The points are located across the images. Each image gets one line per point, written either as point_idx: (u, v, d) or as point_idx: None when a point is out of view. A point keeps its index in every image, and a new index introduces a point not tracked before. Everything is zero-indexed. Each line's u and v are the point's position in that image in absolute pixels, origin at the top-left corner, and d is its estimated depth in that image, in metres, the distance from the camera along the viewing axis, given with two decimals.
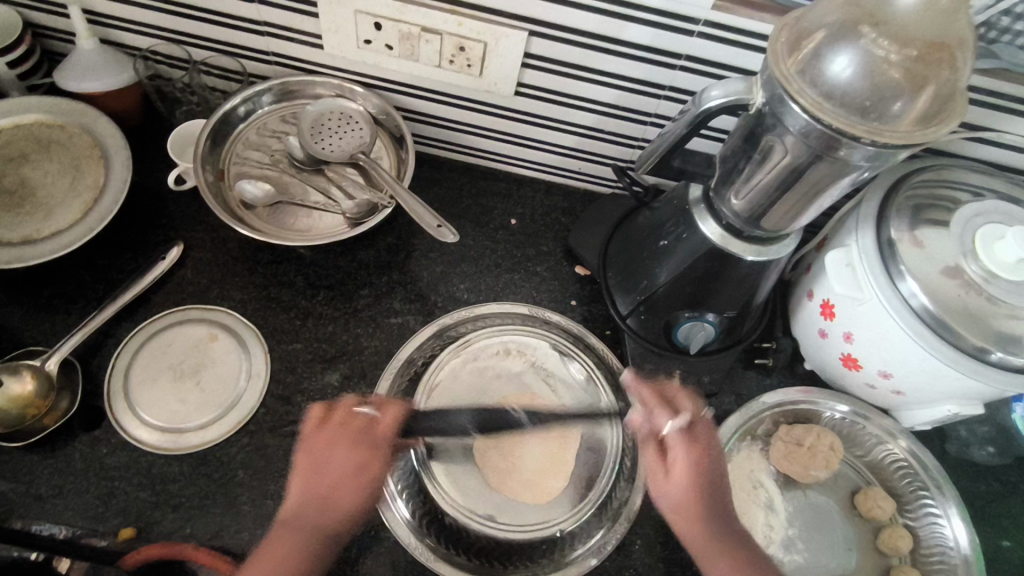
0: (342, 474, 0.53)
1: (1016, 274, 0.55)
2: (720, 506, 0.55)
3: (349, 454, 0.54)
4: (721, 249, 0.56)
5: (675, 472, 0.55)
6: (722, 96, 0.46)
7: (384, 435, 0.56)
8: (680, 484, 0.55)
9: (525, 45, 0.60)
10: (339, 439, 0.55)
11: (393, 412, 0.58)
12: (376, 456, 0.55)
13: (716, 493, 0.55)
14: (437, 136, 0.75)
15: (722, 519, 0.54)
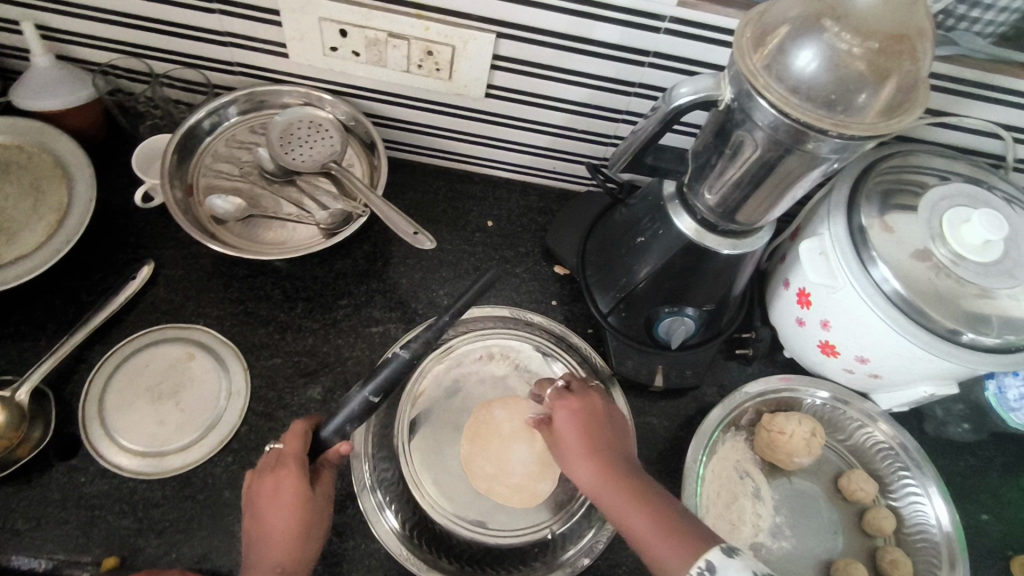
0: (271, 509, 0.52)
1: (983, 256, 0.56)
2: (613, 452, 0.55)
3: (273, 486, 0.53)
4: (697, 244, 0.56)
5: (570, 438, 0.56)
6: (692, 93, 0.46)
7: (290, 455, 0.54)
8: (577, 446, 0.55)
9: (493, 47, 0.60)
10: (264, 477, 0.53)
11: (293, 433, 0.55)
12: (287, 479, 0.52)
13: (614, 449, 0.55)
14: (409, 141, 0.74)
15: (627, 469, 0.54)
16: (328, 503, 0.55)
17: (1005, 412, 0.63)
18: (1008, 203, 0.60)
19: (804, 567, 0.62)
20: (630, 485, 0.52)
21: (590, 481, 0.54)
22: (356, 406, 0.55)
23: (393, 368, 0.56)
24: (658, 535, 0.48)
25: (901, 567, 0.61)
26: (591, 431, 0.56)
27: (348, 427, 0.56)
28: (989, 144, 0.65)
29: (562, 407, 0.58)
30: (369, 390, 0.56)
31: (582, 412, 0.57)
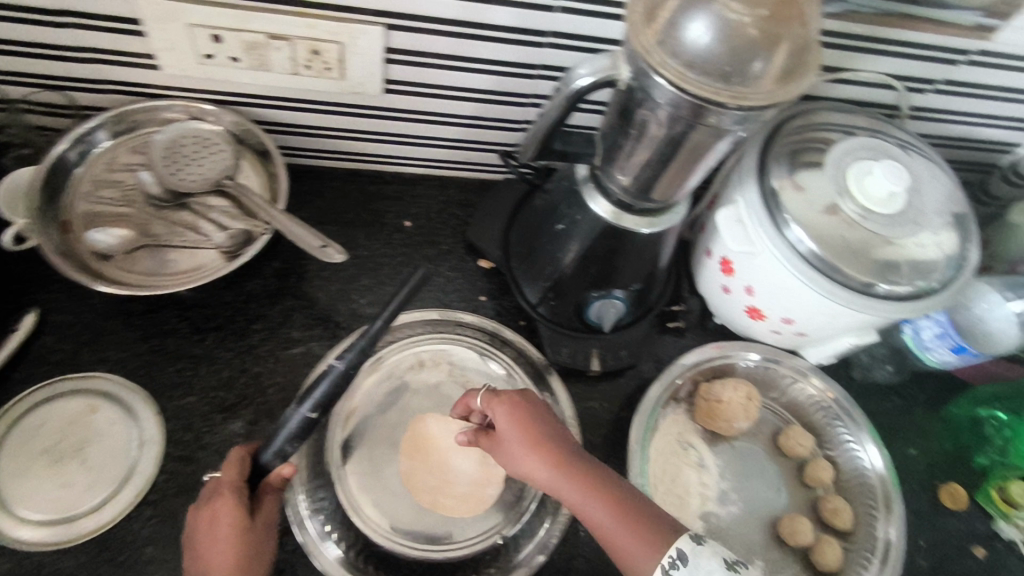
0: (207, 543, 0.49)
1: (889, 208, 0.57)
2: (560, 443, 0.53)
3: (209, 519, 0.50)
4: (614, 226, 0.56)
5: (515, 438, 0.53)
6: (591, 74, 0.45)
7: (227, 484, 0.51)
8: (522, 445, 0.53)
9: (384, 41, 0.56)
10: (200, 510, 0.50)
11: (231, 462, 0.53)
12: (223, 510, 0.50)
13: (561, 443, 0.53)
14: (311, 146, 0.69)
15: (576, 460, 0.52)
16: (270, 533, 0.52)
17: (921, 352, 0.65)
18: (907, 152, 0.62)
19: (752, 527, 0.64)
20: (584, 479, 0.50)
21: (543, 479, 0.52)
22: (297, 425, 0.52)
23: (331, 381, 0.52)
24: (622, 530, 0.48)
25: (841, 514, 0.63)
26: (534, 427, 0.53)
27: (289, 448, 0.52)
28: (885, 95, 0.67)
29: (501, 406, 0.55)
30: (307, 406, 0.52)
31: (521, 409, 0.54)
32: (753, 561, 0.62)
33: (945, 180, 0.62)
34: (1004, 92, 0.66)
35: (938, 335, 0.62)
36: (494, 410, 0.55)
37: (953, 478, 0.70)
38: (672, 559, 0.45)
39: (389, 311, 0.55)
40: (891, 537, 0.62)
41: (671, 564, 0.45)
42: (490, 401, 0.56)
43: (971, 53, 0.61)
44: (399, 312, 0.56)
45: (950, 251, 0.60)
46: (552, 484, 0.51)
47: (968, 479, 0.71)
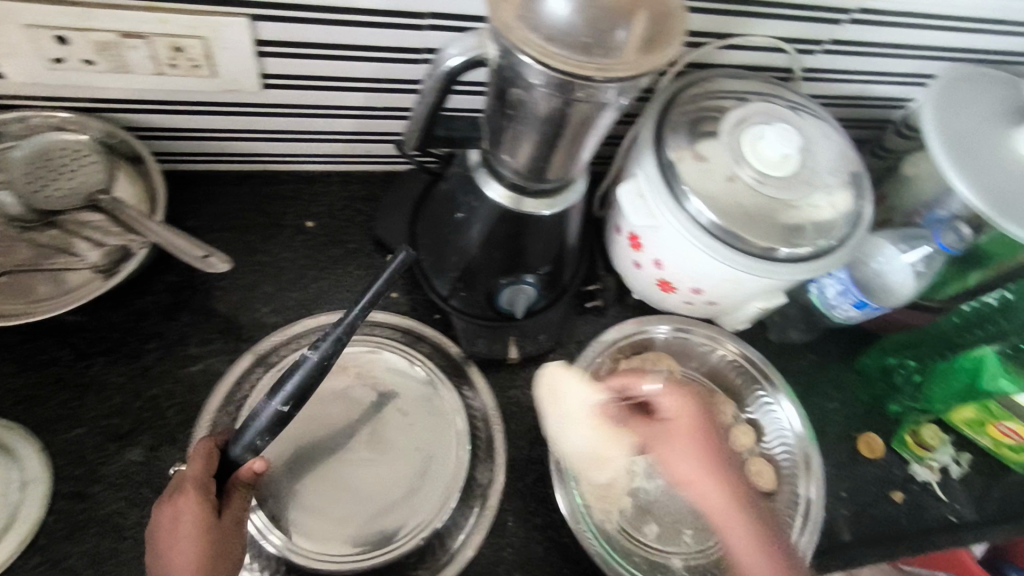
0: (170, 541, 0.45)
1: (782, 170, 0.58)
2: (715, 456, 0.58)
3: (173, 514, 0.46)
4: (515, 210, 0.54)
5: (693, 433, 0.58)
6: (462, 54, 0.43)
7: (190, 479, 0.48)
8: (693, 448, 0.58)
9: (252, 33, 0.52)
10: (163, 506, 0.47)
11: (196, 456, 0.51)
12: (186, 504, 0.47)
13: (720, 450, 0.59)
14: (196, 150, 0.65)
15: (727, 471, 0.58)
16: (239, 530, 0.49)
17: (828, 309, 0.65)
18: (797, 114, 0.63)
19: (680, 498, 0.65)
20: (733, 492, 0.57)
21: (694, 484, 0.57)
22: (267, 419, 0.50)
23: (305, 373, 0.50)
24: (750, 549, 0.55)
25: (764, 475, 0.65)
26: (702, 430, 0.58)
27: (259, 441, 0.50)
28: (777, 59, 0.67)
29: (673, 401, 0.59)
30: (279, 400, 0.50)
31: (693, 415, 0.59)
32: (682, 532, 0.63)
33: (837, 140, 0.63)
34: (890, 48, 0.67)
35: (840, 292, 0.62)
36: (668, 401, 0.59)
37: (869, 428, 0.73)
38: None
39: (372, 298, 0.53)
40: (812, 497, 0.63)
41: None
42: (665, 394, 0.60)
43: (852, 11, 0.62)
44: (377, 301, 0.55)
45: (846, 208, 0.61)
46: (698, 489, 0.57)
47: (883, 426, 0.74)
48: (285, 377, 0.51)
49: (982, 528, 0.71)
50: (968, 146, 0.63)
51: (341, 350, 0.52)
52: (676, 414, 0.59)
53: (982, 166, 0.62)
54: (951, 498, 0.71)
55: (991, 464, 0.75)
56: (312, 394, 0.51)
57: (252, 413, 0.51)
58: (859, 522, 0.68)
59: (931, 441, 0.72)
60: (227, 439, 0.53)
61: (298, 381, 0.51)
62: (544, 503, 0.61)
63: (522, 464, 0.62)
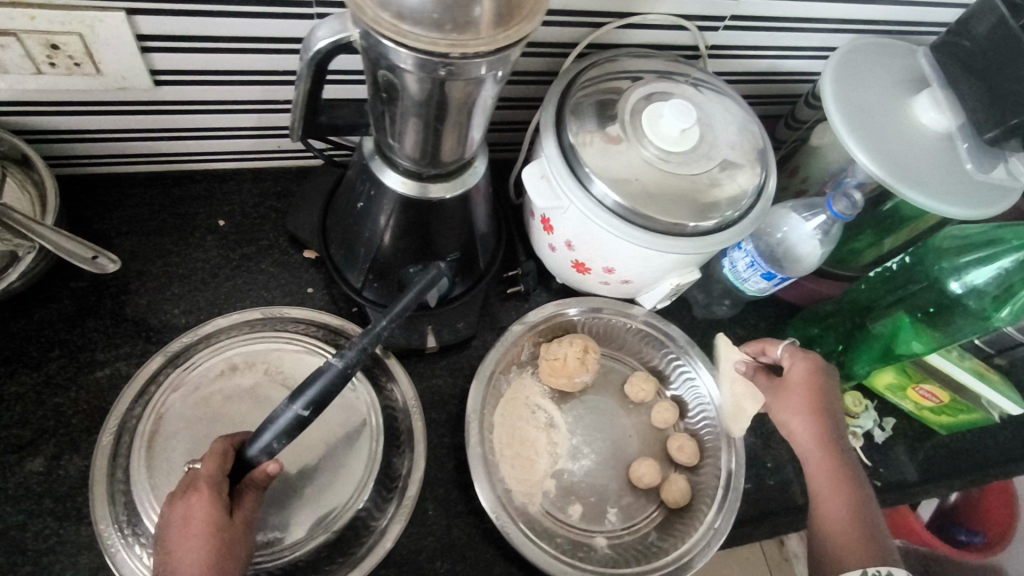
0: (181, 539, 0.46)
1: (682, 145, 0.59)
2: (832, 421, 0.61)
3: (184, 512, 0.47)
4: (421, 197, 0.54)
5: (798, 399, 0.62)
6: (328, 36, 0.42)
7: (203, 478, 0.49)
8: (804, 406, 0.62)
9: (131, 27, 0.51)
10: (175, 502, 0.48)
11: (212, 454, 0.51)
12: (198, 504, 0.47)
13: (835, 425, 0.61)
14: (95, 152, 0.64)
15: (837, 444, 0.60)
16: (247, 530, 0.50)
17: (741, 283, 0.65)
18: (698, 91, 0.63)
19: (605, 477, 0.65)
20: (835, 463, 0.59)
21: (805, 444, 0.61)
22: (286, 423, 0.48)
23: (328, 380, 0.48)
24: (843, 519, 0.57)
25: (686, 449, 0.65)
26: (817, 405, 0.61)
27: (276, 445, 0.49)
28: (682, 37, 0.68)
29: (805, 368, 0.63)
30: (300, 404, 0.48)
31: (826, 386, 0.63)
32: (607, 511, 0.64)
33: (740, 114, 0.63)
34: (796, 22, 0.67)
35: (750, 265, 0.63)
36: (794, 366, 0.64)
37: None
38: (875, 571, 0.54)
39: (402, 313, 0.52)
40: (732, 467, 0.64)
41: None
42: (797, 359, 0.64)
43: None
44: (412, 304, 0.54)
45: (751, 181, 0.61)
46: (809, 457, 0.61)
47: None
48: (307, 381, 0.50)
49: (902, 489, 0.73)
50: (869, 117, 0.64)
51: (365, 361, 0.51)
52: (801, 379, 0.63)
53: (884, 136, 0.64)
54: (873, 462, 0.74)
55: (915, 427, 0.77)
56: (332, 400, 0.50)
57: (269, 416, 0.49)
58: (785, 490, 0.69)
59: (856, 408, 0.74)
60: (240, 439, 0.52)
61: (320, 388, 0.49)
62: (465, 490, 0.62)
63: (442, 452, 0.63)
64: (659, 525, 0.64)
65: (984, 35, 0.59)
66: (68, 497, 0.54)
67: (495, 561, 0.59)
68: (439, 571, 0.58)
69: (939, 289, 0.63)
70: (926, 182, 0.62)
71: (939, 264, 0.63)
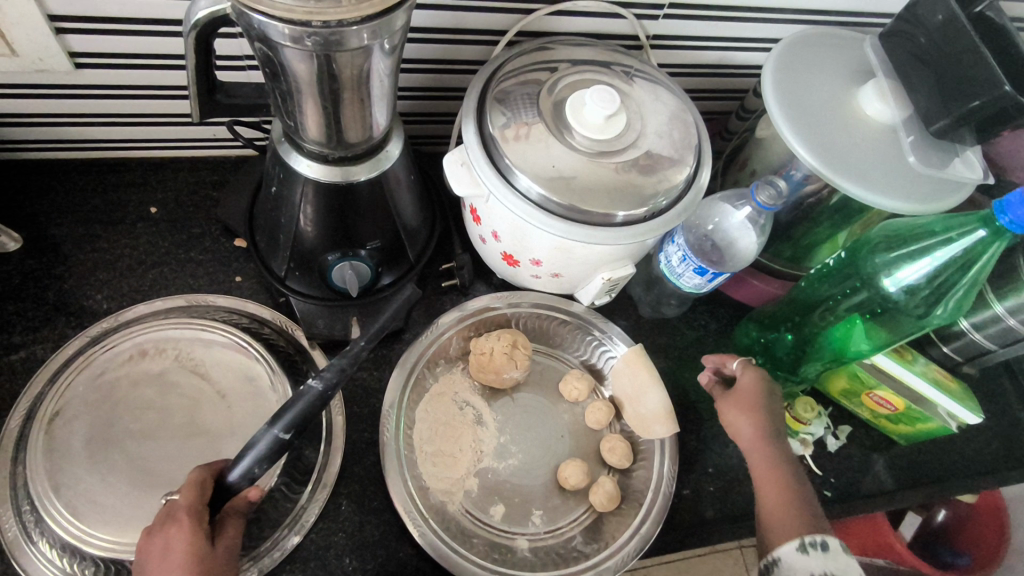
0: (161, 571, 0.44)
1: (607, 133, 0.57)
2: (771, 417, 0.59)
3: (164, 546, 0.45)
4: (343, 182, 0.53)
5: (743, 400, 0.60)
6: (208, 6, 0.41)
7: (183, 508, 0.47)
8: (745, 405, 0.59)
9: (39, 6, 0.51)
10: (153, 535, 0.46)
11: (189, 484, 0.49)
12: (178, 536, 0.45)
13: (775, 424, 0.59)
14: (28, 137, 0.64)
15: (779, 440, 0.58)
16: (230, 559, 0.48)
17: (676, 279, 0.62)
18: (629, 81, 0.62)
19: (532, 477, 0.62)
20: (775, 461, 0.57)
21: (747, 440, 0.58)
22: (265, 447, 0.48)
23: (307, 404, 0.48)
24: (776, 504, 0.54)
25: (617, 451, 0.62)
26: (760, 407, 0.59)
27: (256, 471, 0.48)
28: (621, 26, 0.66)
29: (753, 373, 0.61)
30: (279, 428, 0.48)
31: (769, 393, 0.60)
32: (532, 513, 0.61)
33: (673, 104, 0.62)
34: (737, 12, 0.65)
35: (682, 258, 0.60)
36: (743, 372, 0.62)
37: None
38: (812, 541, 0.51)
39: (382, 330, 0.49)
40: (664, 471, 0.62)
41: (810, 546, 0.50)
42: (746, 368, 0.62)
43: None
44: (388, 326, 0.50)
45: (681, 173, 0.59)
46: (751, 453, 0.58)
47: None
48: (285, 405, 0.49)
49: (855, 501, 0.69)
50: (810, 112, 0.62)
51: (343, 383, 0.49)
52: (748, 385, 0.60)
53: (825, 129, 0.61)
54: (825, 472, 0.70)
55: (874, 436, 0.73)
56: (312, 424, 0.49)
57: (249, 442, 0.48)
58: (726, 497, 0.66)
59: (807, 415, 0.68)
60: (218, 467, 0.50)
61: (298, 411, 0.49)
62: (383, 486, 0.59)
63: (362, 447, 0.61)
64: (587, 529, 0.62)
65: (930, 22, 0.57)
66: None
67: (409, 561, 0.57)
68: (349, 569, 0.56)
69: (874, 285, 0.61)
70: (870, 174, 0.59)
71: (872, 259, 0.61)
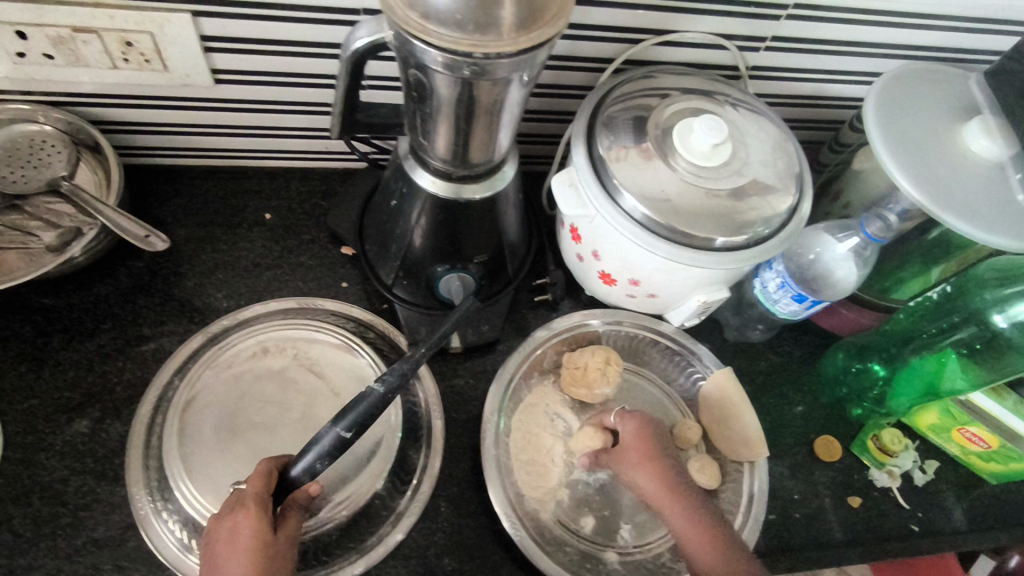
0: (229, 554, 0.47)
1: (713, 161, 0.59)
2: (668, 461, 0.58)
3: (231, 531, 0.48)
4: (456, 199, 0.56)
5: (641, 459, 0.58)
6: (367, 36, 0.44)
7: (252, 495, 0.50)
8: (638, 459, 0.58)
9: (195, 27, 0.55)
10: (221, 519, 0.49)
11: (257, 474, 0.52)
12: (245, 520, 0.48)
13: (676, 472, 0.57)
14: (162, 144, 0.69)
15: (683, 485, 0.56)
16: (291, 549, 0.50)
17: (771, 305, 0.64)
18: (733, 109, 0.63)
19: (621, 492, 0.64)
20: (692, 512, 0.54)
21: (652, 490, 0.56)
22: (328, 443, 0.50)
23: (370, 404, 0.50)
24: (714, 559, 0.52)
25: (707, 470, 0.63)
26: (656, 455, 0.58)
27: (318, 466, 0.51)
28: (724, 56, 0.68)
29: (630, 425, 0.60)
30: (342, 426, 0.50)
31: (655, 438, 0.59)
32: (621, 527, 0.62)
33: (775, 133, 0.63)
34: (841, 45, 0.66)
35: (780, 285, 0.61)
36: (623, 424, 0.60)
37: (827, 430, 0.72)
38: None
39: (441, 340, 0.55)
40: (754, 491, 0.63)
41: None
42: (626, 418, 0.61)
43: (790, 8, 0.61)
44: (446, 335, 0.56)
45: (784, 202, 0.60)
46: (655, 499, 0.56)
47: (844, 429, 0.72)
48: (349, 407, 0.52)
49: (944, 537, 0.68)
50: (914, 146, 0.62)
51: (404, 386, 0.54)
52: (629, 435, 0.59)
53: (929, 163, 0.62)
54: (912, 506, 0.69)
55: (962, 473, 0.72)
56: (374, 424, 0.51)
57: (313, 437, 0.51)
58: (810, 525, 0.67)
59: (895, 447, 0.68)
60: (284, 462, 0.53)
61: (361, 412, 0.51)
62: (480, 490, 0.62)
63: (459, 452, 0.63)
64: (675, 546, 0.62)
65: None
66: (107, 458, 0.57)
67: (502, 565, 0.59)
68: (447, 568, 0.58)
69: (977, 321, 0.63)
70: (975, 210, 0.59)
71: (981, 296, 0.63)
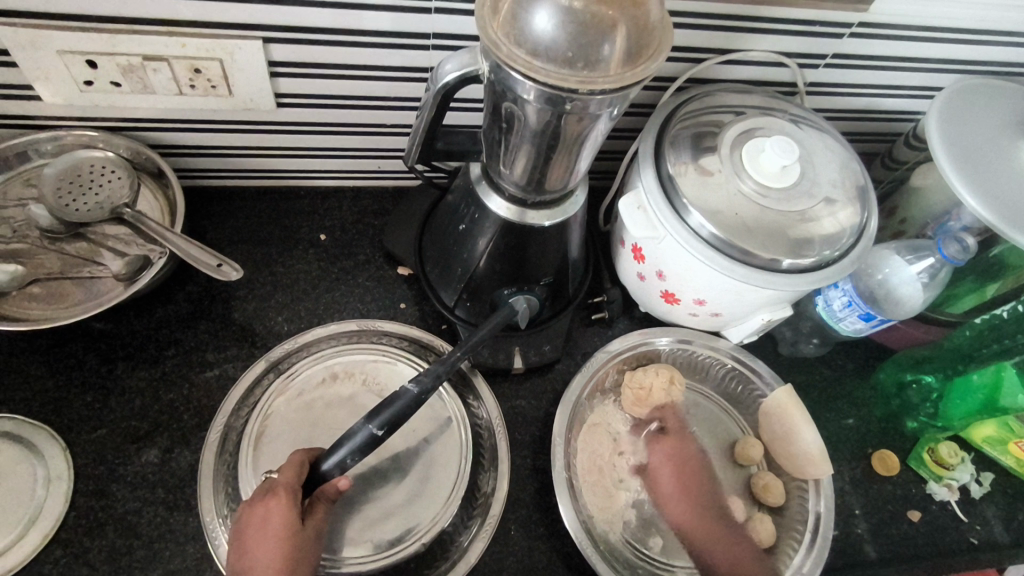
0: (258, 541, 0.48)
1: (783, 181, 0.58)
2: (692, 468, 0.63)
3: (262, 517, 0.50)
4: (518, 222, 0.55)
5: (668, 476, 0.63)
6: (456, 68, 0.44)
7: (282, 484, 0.51)
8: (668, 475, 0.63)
9: (265, 54, 0.54)
10: (252, 505, 0.50)
11: (290, 464, 0.53)
12: (276, 507, 0.49)
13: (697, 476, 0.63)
14: (217, 165, 0.68)
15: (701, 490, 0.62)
16: (317, 539, 0.51)
17: (835, 322, 0.66)
18: (798, 128, 0.63)
19: None
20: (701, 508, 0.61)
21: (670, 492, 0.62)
22: (361, 440, 0.51)
23: (403, 403, 0.52)
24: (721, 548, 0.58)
25: (772, 490, 0.64)
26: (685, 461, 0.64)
27: (349, 460, 0.52)
28: (782, 73, 0.68)
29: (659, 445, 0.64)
30: (376, 422, 0.51)
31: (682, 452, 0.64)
32: None
33: (840, 153, 0.63)
34: (901, 62, 0.66)
35: (846, 304, 0.63)
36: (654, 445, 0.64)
37: (884, 444, 0.72)
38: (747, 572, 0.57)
39: (473, 345, 0.56)
40: (820, 510, 0.62)
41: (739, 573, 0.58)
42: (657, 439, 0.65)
43: (853, 27, 0.61)
44: (478, 343, 0.58)
45: (852, 220, 0.60)
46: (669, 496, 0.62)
47: (901, 443, 0.73)
48: (383, 404, 0.53)
49: (1006, 551, 0.68)
50: (979, 161, 0.62)
51: (437, 387, 0.55)
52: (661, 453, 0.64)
53: (996, 178, 0.61)
54: (970, 519, 0.69)
55: (1018, 484, 0.72)
56: (404, 423, 0.53)
57: (346, 433, 0.52)
58: (873, 541, 0.67)
59: (951, 460, 0.69)
60: (318, 454, 0.55)
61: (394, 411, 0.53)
62: (548, 512, 0.62)
63: (525, 473, 0.63)
64: None
65: None
66: (178, 488, 0.57)
67: None
68: None
69: None
70: None
71: None
